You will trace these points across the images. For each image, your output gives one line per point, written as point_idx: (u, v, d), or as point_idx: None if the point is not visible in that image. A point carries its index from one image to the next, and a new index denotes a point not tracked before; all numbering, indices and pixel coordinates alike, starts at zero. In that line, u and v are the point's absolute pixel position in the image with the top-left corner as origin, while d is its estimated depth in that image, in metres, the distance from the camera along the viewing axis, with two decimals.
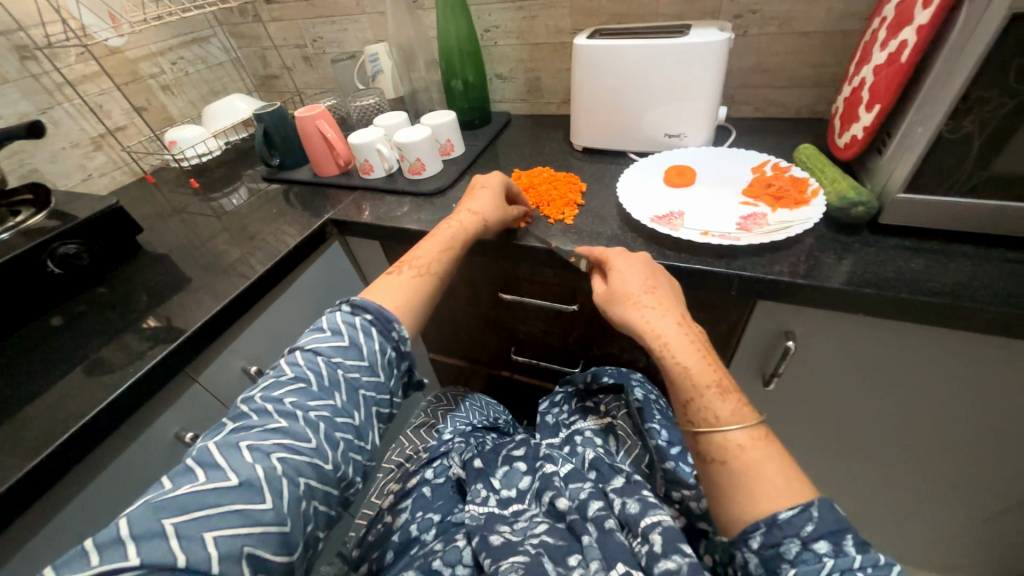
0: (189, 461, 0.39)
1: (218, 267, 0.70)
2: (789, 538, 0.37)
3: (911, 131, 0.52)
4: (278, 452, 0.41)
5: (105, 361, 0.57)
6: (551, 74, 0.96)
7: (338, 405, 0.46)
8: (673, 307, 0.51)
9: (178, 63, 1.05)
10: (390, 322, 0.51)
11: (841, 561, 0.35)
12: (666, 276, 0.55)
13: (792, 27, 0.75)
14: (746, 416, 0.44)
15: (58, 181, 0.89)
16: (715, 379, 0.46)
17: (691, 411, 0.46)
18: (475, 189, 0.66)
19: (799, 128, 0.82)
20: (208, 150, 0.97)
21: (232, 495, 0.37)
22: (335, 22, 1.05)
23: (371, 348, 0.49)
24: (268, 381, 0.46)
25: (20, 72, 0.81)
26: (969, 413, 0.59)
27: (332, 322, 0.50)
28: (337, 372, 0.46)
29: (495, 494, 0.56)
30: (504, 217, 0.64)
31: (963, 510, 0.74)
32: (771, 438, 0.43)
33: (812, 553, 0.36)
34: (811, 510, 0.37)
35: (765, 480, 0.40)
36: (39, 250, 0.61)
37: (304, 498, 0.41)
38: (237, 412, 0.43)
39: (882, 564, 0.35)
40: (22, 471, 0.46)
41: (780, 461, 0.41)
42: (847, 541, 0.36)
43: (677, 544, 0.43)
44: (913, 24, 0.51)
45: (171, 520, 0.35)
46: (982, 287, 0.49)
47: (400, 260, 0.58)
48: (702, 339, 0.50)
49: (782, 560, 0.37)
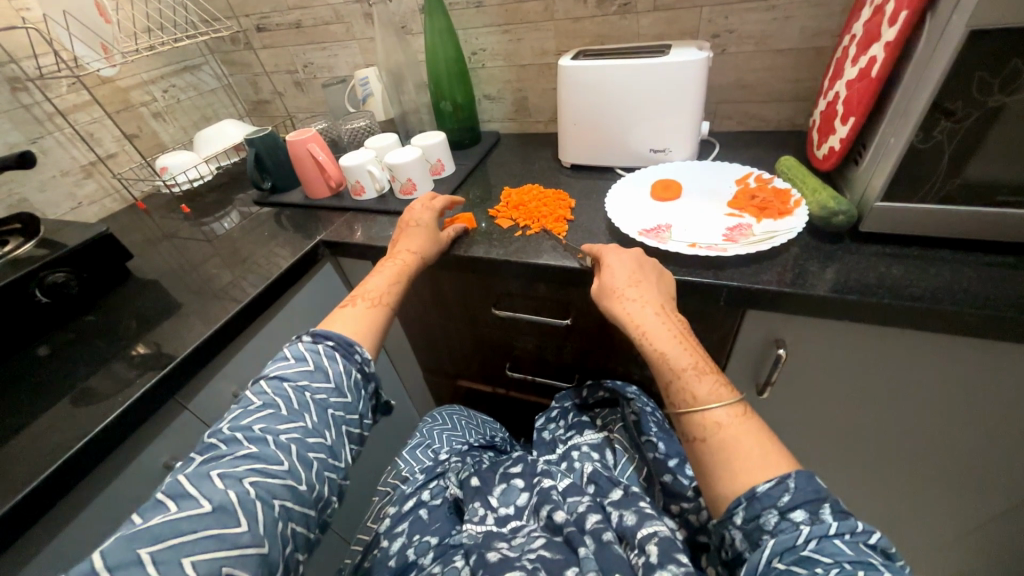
0: (161, 493, 0.39)
1: (209, 292, 0.70)
2: (767, 510, 0.38)
3: (884, 141, 0.54)
4: (250, 476, 0.40)
5: (94, 390, 0.56)
6: (538, 94, 0.98)
7: (309, 426, 0.45)
8: (655, 297, 0.52)
9: (169, 90, 1.07)
10: (352, 346, 0.52)
11: (818, 528, 0.36)
12: (653, 266, 0.56)
13: (768, 45, 0.78)
14: (725, 395, 0.45)
15: (47, 210, 0.89)
16: (693, 363, 0.47)
17: (672, 393, 0.47)
18: (408, 227, 0.66)
19: (780, 140, 0.85)
20: (199, 175, 0.98)
21: (207, 521, 0.37)
22: (326, 48, 1.07)
23: (336, 370, 0.50)
24: (235, 411, 0.45)
25: (11, 103, 0.81)
26: (960, 415, 0.60)
27: (296, 350, 0.49)
28: (305, 394, 0.46)
29: (493, 512, 0.56)
30: (439, 245, 0.66)
31: (962, 514, 0.74)
32: (751, 416, 0.44)
33: (790, 522, 0.37)
34: (787, 482, 0.38)
35: (745, 458, 0.41)
36: (27, 279, 0.61)
37: (280, 519, 0.41)
38: (206, 445, 0.43)
39: (859, 531, 0.36)
40: (4, 508, 0.44)
41: (761, 438, 0.42)
42: (824, 510, 0.37)
43: (674, 553, 0.43)
44: (881, 41, 0.54)
45: (145, 549, 0.35)
46: (962, 290, 0.50)
47: (353, 293, 0.58)
48: (683, 327, 0.51)
49: (763, 532, 0.38)
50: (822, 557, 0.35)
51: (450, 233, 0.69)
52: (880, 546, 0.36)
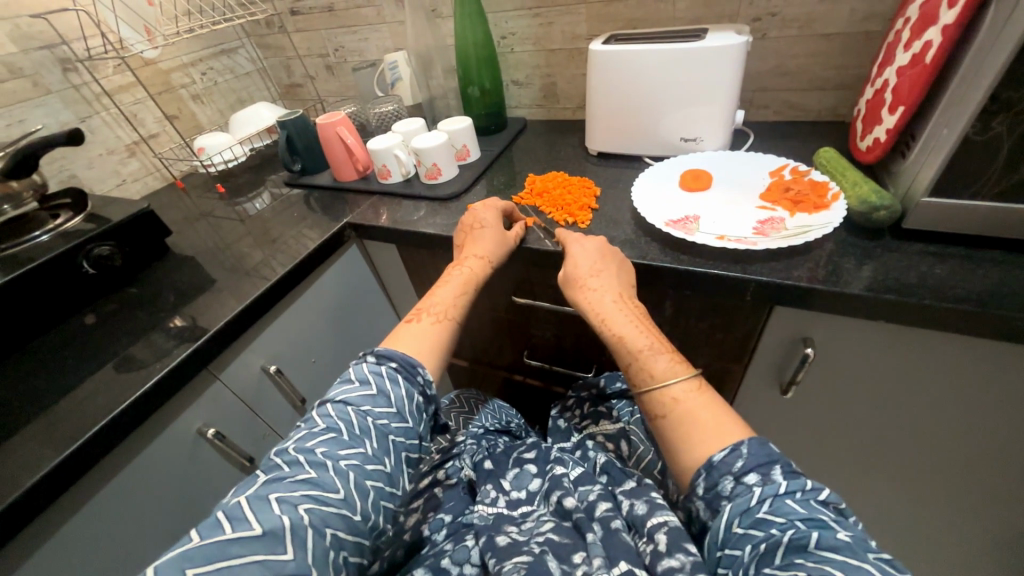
0: (219, 513, 0.38)
1: (240, 269, 0.72)
2: (723, 477, 0.38)
3: (936, 132, 0.51)
4: (306, 503, 0.40)
5: (135, 358, 0.59)
6: (568, 79, 0.96)
7: (369, 453, 0.45)
8: (614, 283, 0.55)
9: (207, 73, 1.10)
10: (414, 368, 0.51)
11: (770, 489, 0.36)
12: (618, 256, 0.58)
13: (813, 30, 0.74)
14: (681, 371, 0.46)
15: (94, 186, 0.94)
16: (649, 343, 0.49)
17: (633, 375, 0.48)
18: (472, 231, 0.65)
19: (820, 131, 0.81)
20: (234, 156, 1.01)
21: (256, 547, 0.36)
22: (357, 31, 1.08)
23: (398, 394, 0.49)
24: (300, 431, 0.45)
25: (62, 83, 0.85)
26: (997, 427, 0.57)
27: (360, 373, 0.49)
28: (367, 419, 0.46)
29: (505, 496, 0.57)
30: (506, 250, 0.64)
31: (991, 530, 0.71)
32: (708, 388, 0.45)
33: (744, 486, 0.37)
34: (741, 448, 0.39)
35: (700, 428, 0.41)
36: (74, 252, 0.65)
37: (331, 548, 0.40)
38: (271, 464, 0.42)
39: (809, 488, 0.36)
40: (54, 462, 0.48)
41: (716, 408, 0.43)
42: (776, 471, 0.37)
43: (682, 543, 0.42)
44: (938, 24, 0.50)
45: (195, 571, 0.34)
46: (1011, 294, 0.47)
47: (418, 306, 0.58)
48: (641, 311, 0.53)
49: (721, 498, 0.38)
50: (776, 517, 0.35)
51: (518, 231, 0.67)
52: (832, 502, 0.36)
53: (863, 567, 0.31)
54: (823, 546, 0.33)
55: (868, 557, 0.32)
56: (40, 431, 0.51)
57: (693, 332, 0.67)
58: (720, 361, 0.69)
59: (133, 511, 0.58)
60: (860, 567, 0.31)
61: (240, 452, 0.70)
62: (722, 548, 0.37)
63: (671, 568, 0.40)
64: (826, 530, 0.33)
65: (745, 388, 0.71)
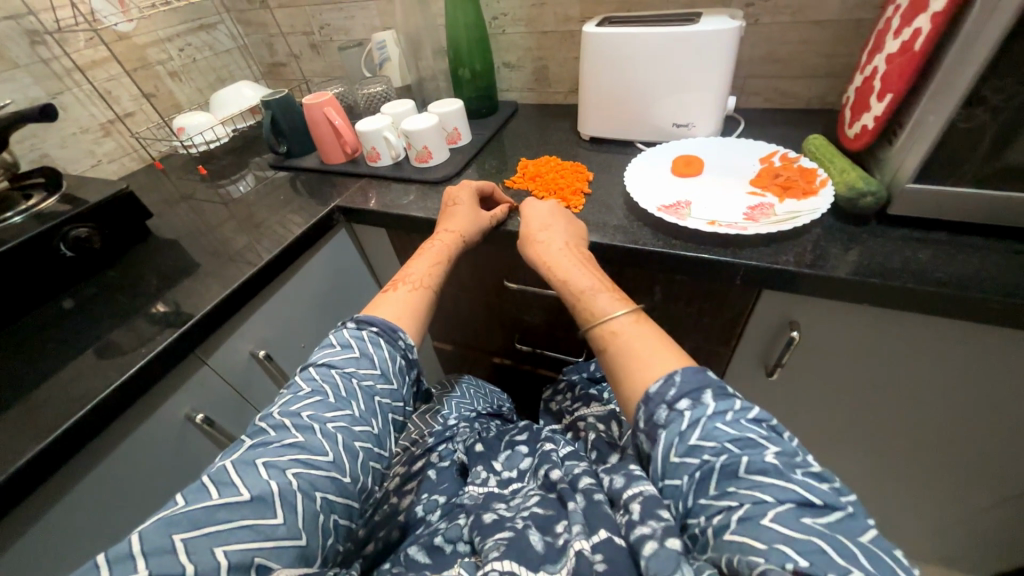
0: (205, 477, 0.38)
1: (225, 254, 0.70)
2: (659, 406, 0.40)
3: (922, 119, 0.52)
4: (294, 467, 0.39)
5: (116, 343, 0.58)
6: (560, 63, 0.95)
7: (356, 415, 0.45)
8: (563, 235, 0.58)
9: (185, 49, 1.05)
10: (395, 332, 0.51)
11: (700, 412, 0.38)
12: (566, 213, 0.62)
13: (805, 16, 0.74)
14: (623, 309, 0.49)
15: (68, 166, 0.90)
16: (593, 286, 0.53)
17: (580, 318, 0.52)
18: (450, 207, 0.66)
19: (809, 119, 0.82)
20: (216, 137, 0.97)
21: (245, 511, 0.36)
22: (343, 9, 1.04)
23: (381, 356, 0.49)
24: (285, 397, 0.45)
25: (30, 56, 0.81)
26: (972, 405, 0.59)
27: (342, 338, 0.49)
28: (352, 381, 0.46)
29: (496, 475, 0.58)
30: (482, 227, 0.64)
31: (962, 502, 0.74)
32: (649, 324, 0.47)
33: (676, 412, 0.39)
34: (674, 377, 0.40)
35: (635, 358, 0.44)
36: (50, 234, 0.62)
37: (322, 512, 0.39)
38: (255, 429, 0.42)
39: (738, 408, 0.38)
40: (35, 449, 0.47)
41: (651, 339, 0.45)
42: (705, 396, 0.39)
43: (654, 509, 0.40)
44: (927, 11, 0.51)
45: (181, 536, 0.34)
46: (989, 278, 0.49)
47: (395, 278, 0.59)
48: (591, 259, 0.57)
49: (657, 427, 0.39)
50: (708, 442, 0.37)
51: (499, 212, 0.67)
52: (764, 419, 0.38)
53: (789, 486, 0.33)
54: (754, 469, 0.35)
55: (795, 475, 0.34)
56: (18, 419, 0.50)
57: (683, 316, 0.68)
58: (709, 344, 0.70)
59: (120, 498, 0.56)
60: (788, 488, 0.33)
61: (229, 436, 0.69)
62: (664, 479, 0.39)
63: (642, 536, 0.39)
64: (756, 453, 0.35)
65: (732, 370, 0.72)
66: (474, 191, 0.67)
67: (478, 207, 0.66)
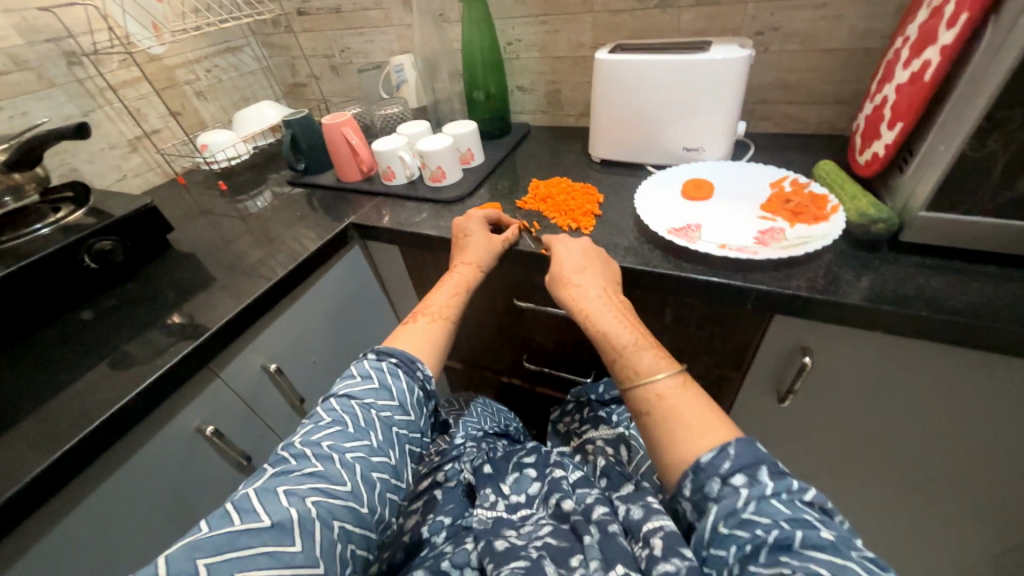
0: (228, 505, 0.38)
1: (241, 268, 0.72)
2: (711, 478, 0.39)
3: (932, 148, 0.52)
4: (314, 495, 0.40)
5: (133, 354, 0.59)
6: (572, 87, 0.97)
7: (374, 445, 0.45)
8: (599, 282, 0.57)
9: (212, 70, 1.10)
10: (414, 363, 0.52)
11: (756, 490, 0.37)
12: (600, 255, 0.61)
13: (813, 44, 0.75)
14: (668, 367, 0.48)
15: (95, 180, 0.93)
16: (633, 341, 0.51)
17: (619, 372, 0.51)
18: (461, 238, 0.67)
19: (819, 145, 0.82)
20: (236, 154, 1.01)
21: (264, 537, 0.36)
22: (364, 34, 1.08)
23: (399, 388, 0.50)
24: (305, 427, 0.45)
25: (67, 76, 0.86)
26: (993, 438, 0.58)
27: (362, 369, 0.50)
28: (370, 412, 0.47)
29: (504, 499, 0.57)
30: (495, 254, 0.65)
31: (984, 539, 0.72)
32: (696, 387, 0.46)
33: (730, 488, 0.38)
34: (728, 449, 0.39)
35: (683, 424, 0.43)
36: (75, 246, 0.64)
37: (340, 541, 0.39)
38: (277, 458, 0.43)
39: (794, 489, 0.37)
40: (49, 459, 0.48)
41: (698, 403, 0.44)
42: (762, 472, 0.38)
43: (678, 547, 0.40)
44: (936, 44, 0.52)
45: (204, 560, 0.34)
46: (1007, 308, 0.48)
47: (414, 310, 0.60)
48: (627, 308, 0.56)
49: (708, 499, 0.39)
50: (761, 517, 0.36)
51: (510, 234, 0.68)
52: (818, 501, 0.37)
53: (848, 565, 0.32)
54: (809, 545, 0.33)
55: (852, 555, 0.33)
56: (35, 428, 0.51)
57: (694, 340, 0.68)
58: (719, 368, 0.69)
59: (130, 511, 0.57)
60: (844, 566, 0.32)
61: (237, 449, 0.70)
62: (707, 549, 0.38)
63: (665, 573, 0.39)
64: (810, 529, 0.34)
65: (743, 396, 0.72)
66: (484, 219, 0.69)
67: (491, 235, 0.67)
